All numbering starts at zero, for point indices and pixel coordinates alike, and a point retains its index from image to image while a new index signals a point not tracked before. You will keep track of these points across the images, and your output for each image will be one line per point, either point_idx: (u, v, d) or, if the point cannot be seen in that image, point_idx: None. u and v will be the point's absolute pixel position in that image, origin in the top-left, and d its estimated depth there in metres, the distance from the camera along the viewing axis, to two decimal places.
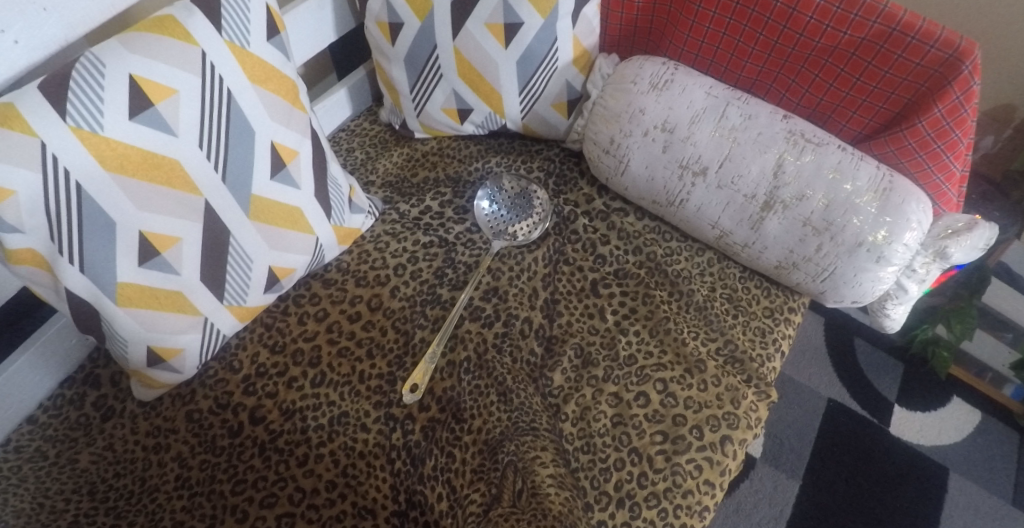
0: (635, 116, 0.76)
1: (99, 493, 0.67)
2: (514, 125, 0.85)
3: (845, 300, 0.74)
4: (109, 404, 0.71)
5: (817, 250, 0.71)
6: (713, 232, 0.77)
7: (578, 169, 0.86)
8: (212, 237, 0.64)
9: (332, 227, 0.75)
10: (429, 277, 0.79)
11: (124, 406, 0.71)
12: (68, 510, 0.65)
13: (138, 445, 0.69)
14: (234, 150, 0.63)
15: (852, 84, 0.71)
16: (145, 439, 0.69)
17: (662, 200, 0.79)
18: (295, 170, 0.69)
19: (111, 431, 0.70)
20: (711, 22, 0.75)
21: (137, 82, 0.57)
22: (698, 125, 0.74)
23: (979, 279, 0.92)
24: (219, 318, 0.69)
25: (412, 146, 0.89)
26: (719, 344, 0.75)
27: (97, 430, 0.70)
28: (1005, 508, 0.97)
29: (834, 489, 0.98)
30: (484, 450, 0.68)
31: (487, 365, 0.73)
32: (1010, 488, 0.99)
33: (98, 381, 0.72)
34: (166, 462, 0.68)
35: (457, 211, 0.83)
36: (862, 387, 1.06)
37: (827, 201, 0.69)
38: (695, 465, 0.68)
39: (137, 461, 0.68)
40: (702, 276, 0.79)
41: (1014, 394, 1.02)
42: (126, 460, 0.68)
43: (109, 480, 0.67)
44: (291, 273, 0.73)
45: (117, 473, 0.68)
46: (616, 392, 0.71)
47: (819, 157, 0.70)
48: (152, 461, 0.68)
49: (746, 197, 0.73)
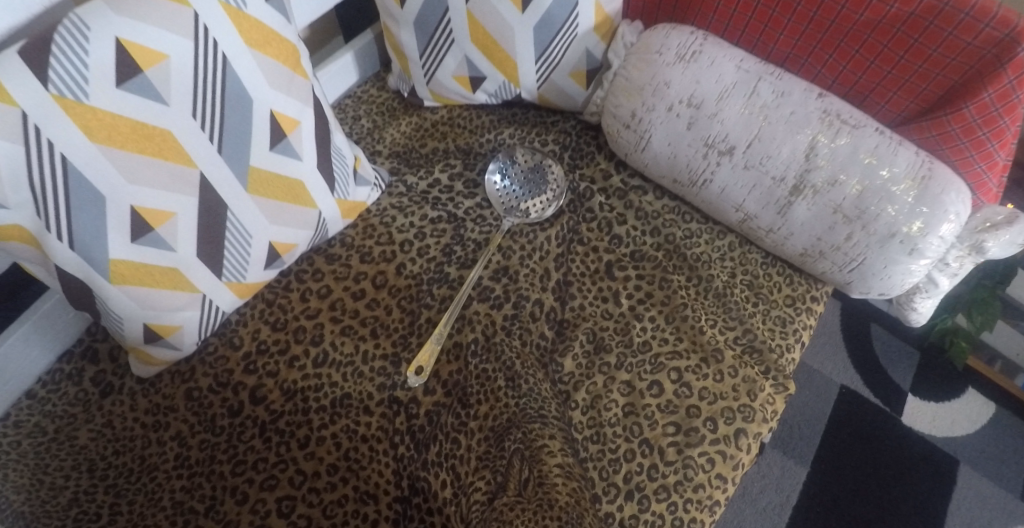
0: (659, 90, 0.72)
1: (99, 470, 0.66)
2: (529, 95, 0.81)
3: (872, 292, 0.71)
4: (108, 380, 0.70)
5: (846, 239, 0.68)
6: (736, 215, 0.73)
7: (595, 143, 0.82)
8: (208, 212, 0.61)
9: (335, 201, 0.72)
10: (437, 255, 0.75)
11: (123, 382, 0.70)
12: (68, 487, 0.65)
13: (137, 422, 0.68)
14: (230, 119, 0.60)
15: (895, 62, 0.66)
16: (144, 416, 0.68)
17: (684, 179, 0.75)
18: (296, 141, 0.65)
19: (110, 408, 0.68)
20: None
21: (124, 46, 0.52)
22: (727, 101, 0.69)
23: (1006, 271, 0.87)
24: (217, 295, 0.67)
25: (421, 115, 0.85)
26: (738, 333, 0.72)
27: (96, 406, 0.69)
28: (1016, 501, 0.96)
29: (842, 477, 0.97)
30: (490, 437, 0.66)
31: (495, 348, 0.70)
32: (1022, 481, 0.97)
33: (97, 356, 0.71)
34: (166, 441, 0.67)
35: (467, 185, 0.80)
36: (876, 375, 1.04)
37: (860, 188, 0.65)
38: (707, 458, 0.66)
39: (136, 439, 0.67)
40: (722, 260, 0.76)
41: None
42: (125, 438, 0.67)
43: (108, 457, 0.66)
44: (292, 248, 0.70)
45: (116, 450, 0.67)
46: (629, 380, 0.69)
47: (854, 140, 0.66)
48: (152, 439, 0.67)
49: (773, 179, 0.69)
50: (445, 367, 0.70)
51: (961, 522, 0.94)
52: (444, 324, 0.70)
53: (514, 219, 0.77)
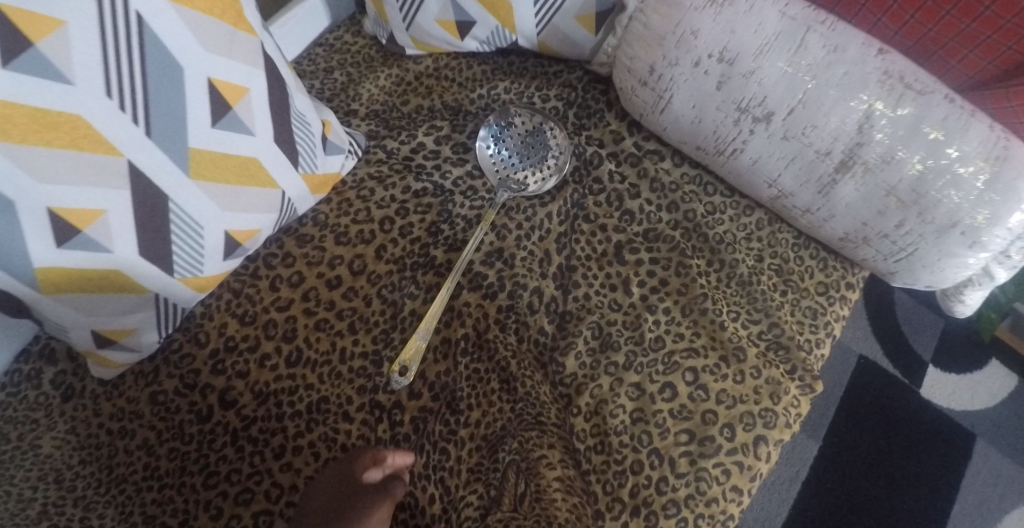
0: (685, 40, 0.60)
1: (66, 481, 0.60)
2: (527, 43, 0.69)
3: (918, 283, 0.62)
4: (69, 382, 0.64)
5: (897, 226, 0.58)
6: (769, 191, 0.63)
7: (604, 99, 0.70)
8: (146, 204, 0.52)
9: (302, 177, 0.62)
10: (422, 235, 0.66)
11: (85, 385, 0.64)
12: (37, 499, 0.59)
13: (101, 429, 0.62)
14: (158, 94, 0.49)
15: (978, 14, 0.54)
16: (109, 422, 0.62)
17: (709, 148, 0.64)
18: (245, 112, 0.55)
19: (72, 414, 0.63)
20: None
21: (5, 15, 0.41)
22: (767, 56, 0.57)
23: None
24: (172, 292, 0.59)
25: (402, 66, 0.73)
26: (763, 328, 0.64)
27: (58, 412, 0.63)
28: None
29: (854, 452, 0.93)
30: (483, 448, 0.59)
31: (488, 346, 0.62)
32: None
33: (55, 356, 0.65)
34: (133, 450, 0.61)
35: (455, 149, 0.69)
36: (897, 344, 0.98)
37: (921, 169, 0.55)
38: (723, 469, 0.59)
39: (102, 447, 0.62)
40: (748, 241, 0.66)
41: None
42: (91, 446, 0.62)
43: (74, 467, 0.61)
44: (255, 234, 0.61)
45: (82, 459, 0.61)
46: (638, 383, 0.61)
47: (920, 111, 0.55)
48: (119, 448, 0.62)
49: (817, 153, 0.58)
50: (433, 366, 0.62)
51: (973, 499, 0.91)
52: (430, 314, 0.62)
53: (512, 190, 0.67)
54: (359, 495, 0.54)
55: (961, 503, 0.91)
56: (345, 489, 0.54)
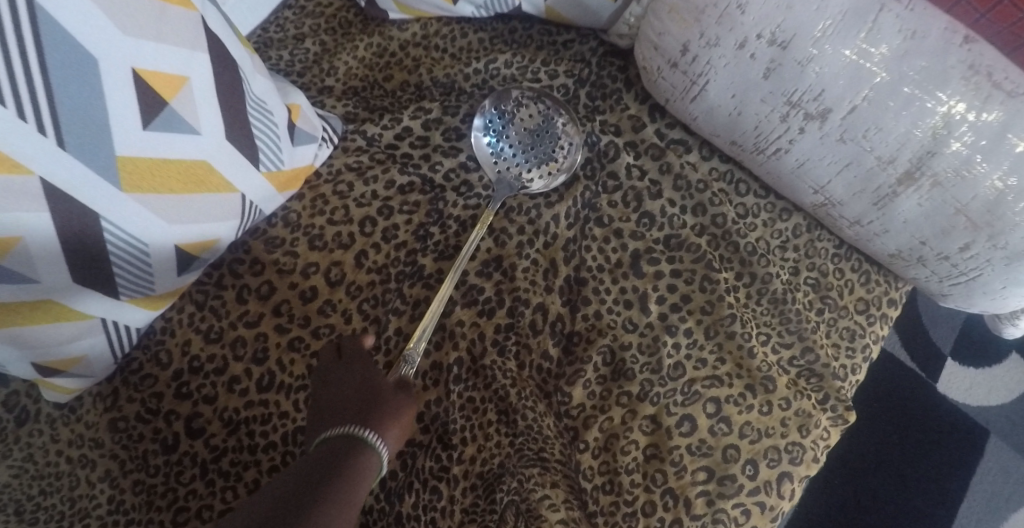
0: (729, 16, 0.49)
1: (27, 513, 0.53)
2: (532, 8, 0.59)
3: (973, 307, 0.55)
4: (22, 404, 0.56)
5: (962, 249, 0.50)
6: (813, 197, 0.55)
7: (622, 77, 0.60)
8: (72, 227, 0.43)
9: (266, 175, 0.52)
10: (409, 240, 0.57)
11: (38, 408, 0.56)
12: None
13: (61, 457, 0.54)
14: (70, 95, 0.39)
15: None
16: (69, 449, 0.54)
17: (747, 144, 0.55)
18: (186, 108, 0.45)
19: (28, 440, 0.55)
20: None
21: None
22: (830, 40, 0.47)
23: None
24: (122, 314, 0.51)
25: (385, 33, 0.62)
26: (795, 353, 0.56)
27: (12, 438, 0.55)
28: None
29: (867, 447, 0.88)
30: (478, 487, 0.53)
31: (484, 372, 0.55)
32: None
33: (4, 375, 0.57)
34: (96, 483, 0.53)
35: (447, 136, 0.60)
36: (916, 336, 0.92)
37: (1002, 188, 0.46)
38: (743, 510, 0.52)
39: (62, 478, 0.54)
40: (783, 250, 0.58)
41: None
42: (51, 475, 0.54)
43: (35, 499, 0.53)
44: (214, 244, 0.52)
45: (43, 490, 0.54)
46: (653, 415, 0.54)
47: (1010, 116, 0.45)
48: (81, 478, 0.54)
49: (878, 160, 0.49)
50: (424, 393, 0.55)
51: (984, 495, 0.87)
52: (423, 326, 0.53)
53: (513, 186, 0.58)
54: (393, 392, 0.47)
55: (969, 501, 0.87)
56: (375, 385, 0.47)
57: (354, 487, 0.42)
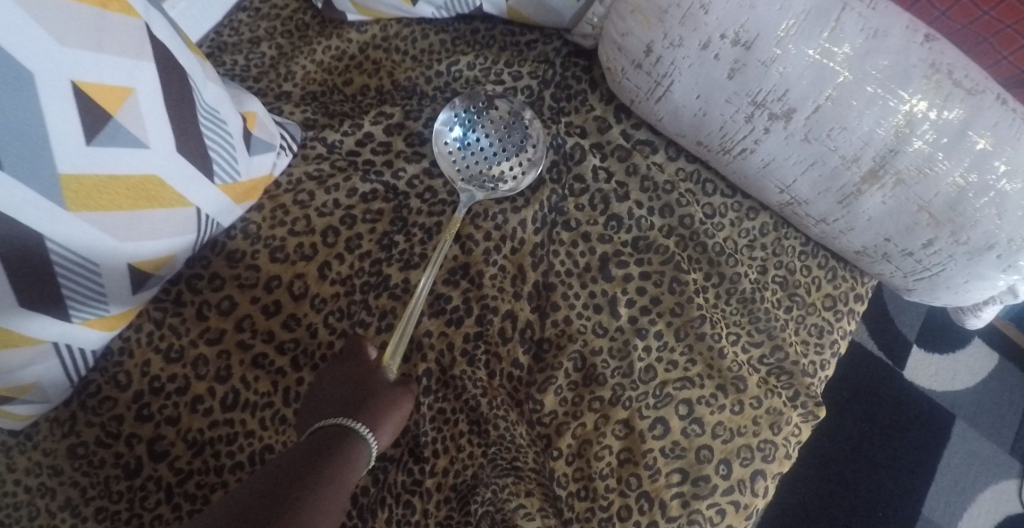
0: (692, 16, 0.48)
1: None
2: (493, 8, 0.57)
3: (937, 300, 0.56)
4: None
5: (925, 245, 0.50)
6: (779, 196, 0.54)
7: (587, 78, 0.60)
8: (13, 248, 0.40)
9: (222, 188, 0.51)
10: (373, 249, 0.56)
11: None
12: None
13: (19, 486, 0.52)
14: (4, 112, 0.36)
15: None
16: (25, 479, 0.52)
17: (713, 144, 0.54)
18: (133, 121, 0.42)
19: None
20: None
21: None
22: (794, 41, 0.46)
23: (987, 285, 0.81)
24: (73, 338, 0.48)
25: (342, 35, 0.60)
26: (764, 351, 0.56)
27: None
28: (1003, 457, 0.91)
29: (839, 437, 0.89)
30: (452, 499, 0.52)
31: (454, 383, 0.54)
32: (1011, 437, 0.91)
33: None
34: (54, 513, 0.51)
35: (410, 141, 0.58)
36: (884, 324, 0.94)
37: (963, 184, 0.46)
38: (718, 510, 0.53)
39: (20, 508, 0.51)
40: (750, 249, 0.58)
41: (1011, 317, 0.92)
42: (7, 506, 0.51)
43: None
44: (170, 260, 0.50)
45: None
46: (626, 419, 0.54)
47: (969, 113, 0.45)
48: (40, 509, 0.51)
49: (842, 159, 0.49)
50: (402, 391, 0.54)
51: (951, 478, 0.89)
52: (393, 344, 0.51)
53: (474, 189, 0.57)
54: (386, 386, 0.49)
55: (938, 483, 0.89)
56: (369, 383, 0.48)
57: (317, 517, 0.39)
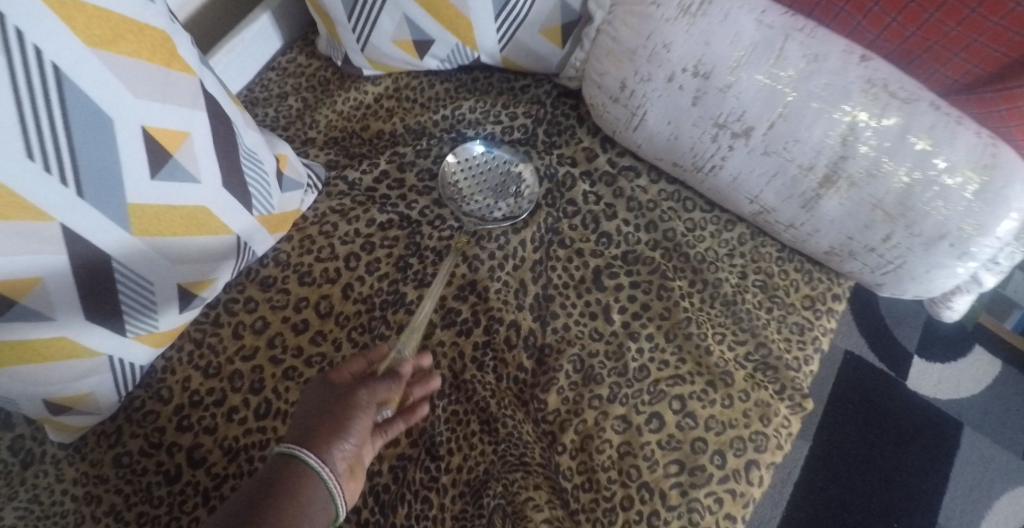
0: (657, 54, 0.56)
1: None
2: (489, 59, 0.65)
3: (906, 293, 0.60)
4: (28, 447, 0.60)
5: (884, 240, 0.56)
6: (750, 207, 0.61)
7: (575, 115, 0.68)
8: (84, 267, 0.48)
9: (259, 219, 0.58)
10: (390, 271, 0.62)
11: (45, 450, 0.60)
12: None
13: (65, 496, 0.58)
14: (89, 151, 0.45)
15: (963, 17, 0.51)
16: (73, 488, 0.58)
17: (687, 164, 0.61)
18: (188, 159, 0.51)
19: (34, 481, 0.58)
20: None
21: None
22: (745, 69, 0.54)
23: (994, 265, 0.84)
24: (127, 353, 0.55)
25: (360, 88, 0.69)
26: (749, 349, 0.61)
27: (18, 481, 0.59)
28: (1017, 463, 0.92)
29: (844, 450, 0.92)
30: (466, 494, 0.57)
31: (465, 386, 0.60)
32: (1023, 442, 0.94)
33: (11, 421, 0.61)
34: (100, 518, 0.57)
35: (421, 177, 0.66)
36: (882, 337, 0.99)
37: (909, 181, 0.53)
38: (715, 498, 0.56)
39: (67, 516, 0.57)
40: (731, 257, 0.64)
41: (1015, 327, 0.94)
42: (55, 514, 0.57)
43: None
44: (211, 283, 0.57)
45: None
46: (624, 415, 0.59)
47: (906, 120, 0.52)
48: (86, 515, 0.57)
49: (800, 168, 0.56)
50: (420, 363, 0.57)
51: (963, 488, 0.91)
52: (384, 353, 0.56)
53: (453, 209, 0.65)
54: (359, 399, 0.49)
55: (951, 492, 0.91)
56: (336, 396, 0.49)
57: None
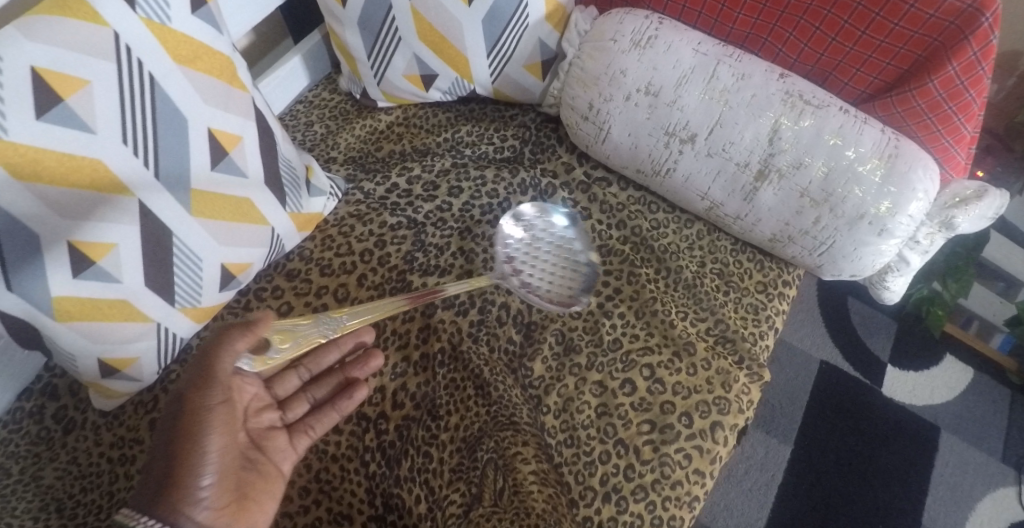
0: (616, 79, 0.70)
1: (67, 509, 0.63)
2: (483, 90, 0.79)
3: (843, 274, 0.69)
4: (70, 415, 0.68)
5: (815, 222, 0.66)
6: (703, 203, 0.72)
7: (555, 136, 0.81)
8: (152, 240, 0.58)
9: (289, 215, 0.69)
10: (398, 263, 0.73)
11: (85, 417, 0.68)
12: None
13: (102, 457, 0.65)
14: (166, 142, 0.57)
15: (857, 38, 0.63)
16: (109, 451, 0.66)
17: (647, 169, 0.73)
18: (239, 157, 0.63)
19: (74, 445, 0.66)
20: None
21: (41, 75, 0.51)
22: (686, 87, 0.67)
23: (947, 268, 0.94)
24: (172, 323, 0.63)
25: (375, 117, 0.83)
26: (710, 324, 0.71)
27: (60, 444, 0.67)
28: (993, 464, 0.98)
29: (825, 453, 0.98)
30: (462, 449, 0.64)
31: (462, 357, 0.68)
32: (999, 445, 0.99)
33: (56, 392, 0.69)
34: (133, 474, 0.64)
35: (425, 188, 0.77)
36: (856, 347, 1.06)
37: (827, 170, 0.63)
38: (685, 454, 0.64)
39: (102, 475, 0.64)
40: (691, 250, 0.75)
41: (1002, 346, 1.01)
42: (92, 474, 0.65)
43: (76, 496, 0.64)
44: (247, 268, 0.67)
45: (83, 488, 0.64)
46: (600, 380, 0.67)
47: (819, 122, 0.64)
48: (119, 474, 0.64)
49: (738, 165, 0.67)
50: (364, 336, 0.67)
51: (942, 490, 0.96)
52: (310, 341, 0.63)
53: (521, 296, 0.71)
54: (212, 421, 0.52)
55: (933, 494, 0.96)
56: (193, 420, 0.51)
57: None
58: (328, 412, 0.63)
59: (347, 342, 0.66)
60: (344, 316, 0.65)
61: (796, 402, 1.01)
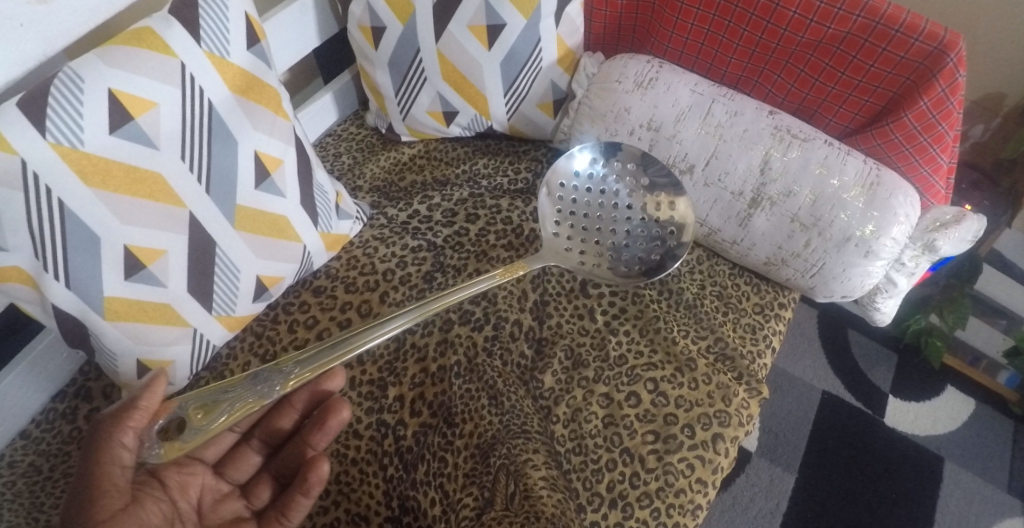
0: (620, 115, 0.77)
1: None
2: (500, 126, 0.86)
3: (835, 295, 0.74)
4: None
5: (806, 246, 0.71)
6: (702, 229, 0.77)
7: None
8: (198, 249, 0.64)
9: (320, 234, 0.74)
10: (418, 282, 0.78)
11: None
12: None
13: None
14: (217, 159, 0.64)
15: (838, 78, 0.71)
16: None
17: None
18: (280, 179, 0.69)
19: None
20: (690, 33, 0.76)
21: (115, 96, 0.57)
22: (684, 123, 0.74)
23: (941, 299, 0.98)
24: (208, 330, 0.68)
25: (399, 150, 0.91)
26: (709, 342, 0.75)
27: None
28: (998, 496, 0.99)
29: (830, 482, 0.99)
30: (476, 455, 0.67)
31: (477, 368, 0.72)
32: (1004, 476, 1.01)
33: (89, 394, 0.73)
34: None
35: (444, 214, 0.83)
36: (857, 378, 1.09)
37: (814, 197, 0.69)
38: (687, 463, 0.67)
39: None
40: (691, 274, 0.80)
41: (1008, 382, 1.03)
42: None
43: None
44: (280, 281, 0.72)
45: None
46: (607, 392, 0.71)
47: (805, 153, 0.70)
48: None
49: (733, 194, 0.73)
50: (330, 385, 0.67)
51: (948, 520, 0.97)
52: (246, 403, 0.59)
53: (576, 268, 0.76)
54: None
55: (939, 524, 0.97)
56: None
57: None
58: (298, 498, 0.61)
59: (298, 398, 0.68)
60: (292, 366, 0.61)
61: (796, 432, 1.04)
